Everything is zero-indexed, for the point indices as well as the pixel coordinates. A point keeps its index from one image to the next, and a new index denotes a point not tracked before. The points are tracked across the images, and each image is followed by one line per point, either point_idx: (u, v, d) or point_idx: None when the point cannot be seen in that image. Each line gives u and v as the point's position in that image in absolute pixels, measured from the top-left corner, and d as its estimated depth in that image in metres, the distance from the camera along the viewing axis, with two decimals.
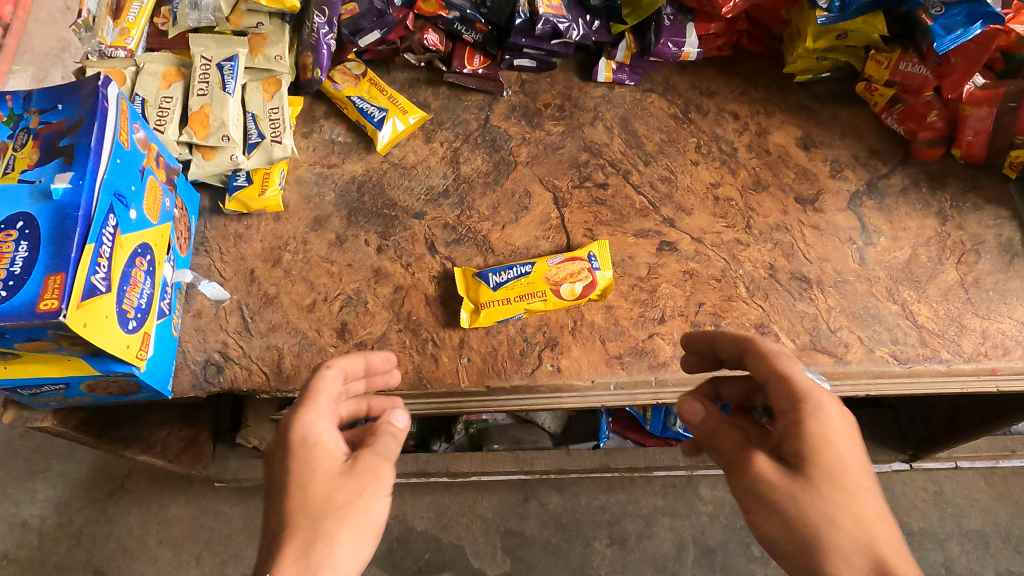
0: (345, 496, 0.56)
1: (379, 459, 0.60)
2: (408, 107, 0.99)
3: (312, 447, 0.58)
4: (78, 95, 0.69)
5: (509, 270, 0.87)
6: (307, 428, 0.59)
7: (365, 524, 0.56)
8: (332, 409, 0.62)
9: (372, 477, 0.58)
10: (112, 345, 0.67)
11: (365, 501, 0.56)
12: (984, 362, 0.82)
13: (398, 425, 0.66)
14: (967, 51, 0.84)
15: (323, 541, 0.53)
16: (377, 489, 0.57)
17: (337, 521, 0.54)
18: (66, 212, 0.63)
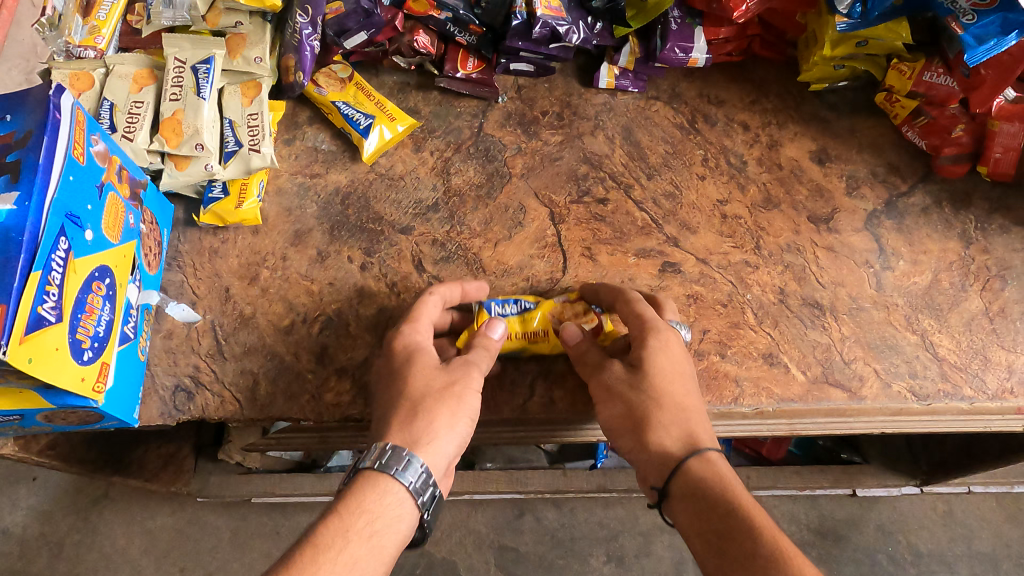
0: (443, 383, 0.66)
1: (470, 362, 0.69)
2: (396, 113, 0.92)
3: (415, 346, 0.70)
4: (28, 105, 0.62)
5: (511, 303, 0.77)
6: (412, 330, 0.71)
7: (459, 408, 0.65)
8: (429, 325, 0.72)
9: (453, 391, 0.66)
10: (63, 380, 0.61)
11: (459, 395, 0.66)
12: (1009, 400, 0.77)
13: (492, 337, 0.72)
14: (1000, 63, 0.78)
15: (424, 416, 0.64)
16: (469, 383, 0.67)
17: (440, 402, 0.65)
18: (9, 237, 0.57)
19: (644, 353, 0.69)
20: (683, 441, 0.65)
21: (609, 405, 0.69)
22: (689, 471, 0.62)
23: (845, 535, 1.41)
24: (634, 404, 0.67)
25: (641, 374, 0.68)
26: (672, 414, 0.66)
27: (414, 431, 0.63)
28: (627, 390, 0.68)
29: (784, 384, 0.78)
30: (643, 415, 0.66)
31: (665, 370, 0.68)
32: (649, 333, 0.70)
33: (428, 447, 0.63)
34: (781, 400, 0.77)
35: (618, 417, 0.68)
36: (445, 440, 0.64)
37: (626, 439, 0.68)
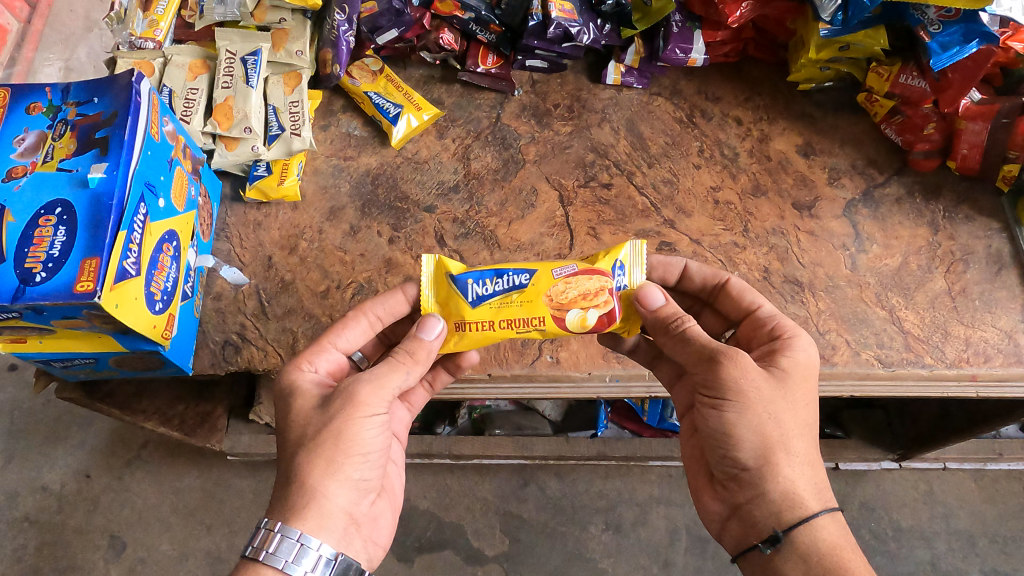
0: (319, 428, 0.65)
1: (356, 383, 0.67)
2: (422, 104, 1.02)
3: (298, 386, 0.69)
4: (113, 90, 0.75)
5: (496, 280, 0.71)
6: (296, 368, 0.71)
7: (340, 446, 0.65)
8: (324, 357, 0.73)
9: (333, 432, 0.65)
10: (140, 325, 0.72)
11: (347, 431, 0.65)
12: (965, 368, 0.86)
13: (423, 339, 0.70)
14: (964, 67, 0.86)
15: (299, 474, 0.64)
16: (353, 414, 0.65)
17: (314, 453, 0.64)
18: (101, 201, 0.68)
19: (788, 365, 0.68)
20: (814, 484, 0.65)
21: (740, 413, 0.65)
22: (820, 527, 0.63)
23: None
24: (765, 417, 0.64)
25: (781, 388, 0.66)
26: (806, 443, 0.66)
27: (289, 497, 0.64)
28: (765, 401, 0.65)
29: None
30: (776, 434, 0.64)
31: (801, 389, 0.67)
32: (790, 347, 0.70)
33: (310, 508, 0.63)
34: None
35: (744, 432, 0.65)
36: (332, 487, 0.64)
37: (744, 456, 0.65)
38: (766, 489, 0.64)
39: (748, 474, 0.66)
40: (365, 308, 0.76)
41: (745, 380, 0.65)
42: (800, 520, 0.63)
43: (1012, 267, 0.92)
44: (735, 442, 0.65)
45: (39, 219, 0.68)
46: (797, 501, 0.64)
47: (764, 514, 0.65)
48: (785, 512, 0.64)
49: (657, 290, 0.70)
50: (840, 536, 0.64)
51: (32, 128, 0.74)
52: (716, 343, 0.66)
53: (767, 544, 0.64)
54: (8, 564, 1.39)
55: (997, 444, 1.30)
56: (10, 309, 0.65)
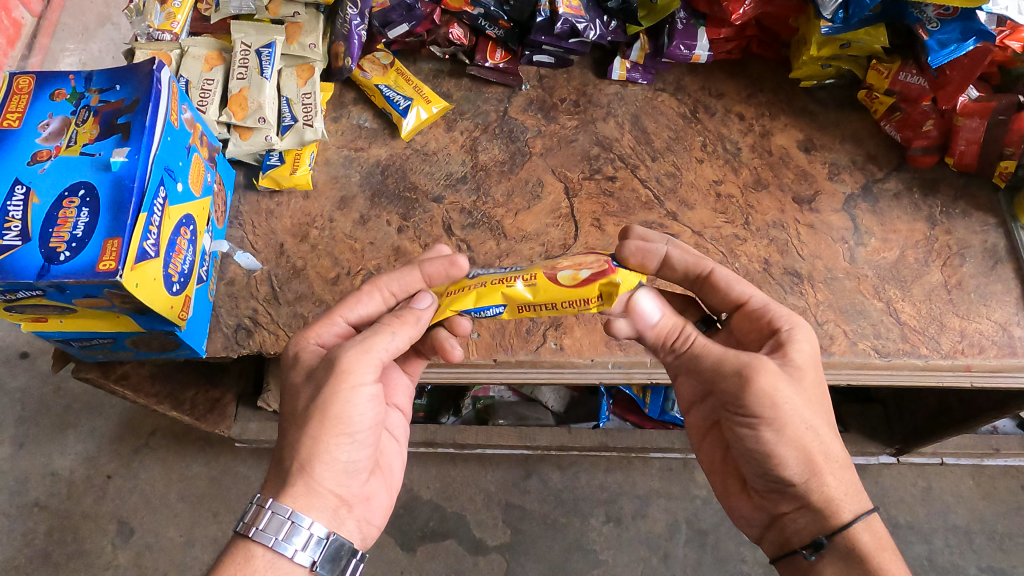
0: (307, 403, 0.68)
1: (344, 352, 0.68)
2: (431, 97, 1.05)
3: (301, 358, 0.72)
4: (135, 77, 0.78)
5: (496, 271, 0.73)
6: (301, 339, 0.74)
7: (327, 425, 0.67)
8: (331, 330, 0.74)
9: (327, 412, 0.67)
10: (159, 305, 0.74)
11: (335, 405, 0.67)
12: (960, 359, 0.88)
13: (414, 308, 0.71)
14: (962, 65, 0.89)
15: (290, 450, 0.67)
16: (338, 387, 0.67)
17: (302, 432, 0.66)
18: (123, 184, 0.71)
19: (802, 361, 0.68)
20: (849, 485, 0.67)
21: (778, 433, 0.66)
22: (861, 530, 0.65)
23: None
24: (802, 429, 0.66)
25: (808, 393, 0.66)
26: (839, 444, 0.68)
27: (283, 475, 0.67)
28: (800, 413, 0.66)
29: None
30: (812, 442, 0.66)
31: (819, 386, 0.68)
32: (792, 339, 0.70)
33: (299, 486, 0.66)
34: None
35: (784, 447, 0.66)
36: (320, 465, 0.67)
37: (788, 471, 0.67)
38: (811, 498, 0.67)
39: (793, 488, 0.68)
40: (377, 280, 0.76)
41: (778, 393, 0.65)
42: (845, 526, 0.65)
43: (1008, 262, 0.93)
44: (779, 461, 0.67)
45: (63, 200, 0.70)
46: (839, 508, 0.66)
47: (802, 523, 0.68)
48: (829, 520, 0.66)
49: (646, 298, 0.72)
50: (878, 534, 0.66)
51: (56, 114, 0.76)
52: (741, 357, 0.67)
53: (811, 551, 0.67)
54: (18, 548, 1.41)
55: (993, 439, 1.32)
56: (35, 288, 0.68)
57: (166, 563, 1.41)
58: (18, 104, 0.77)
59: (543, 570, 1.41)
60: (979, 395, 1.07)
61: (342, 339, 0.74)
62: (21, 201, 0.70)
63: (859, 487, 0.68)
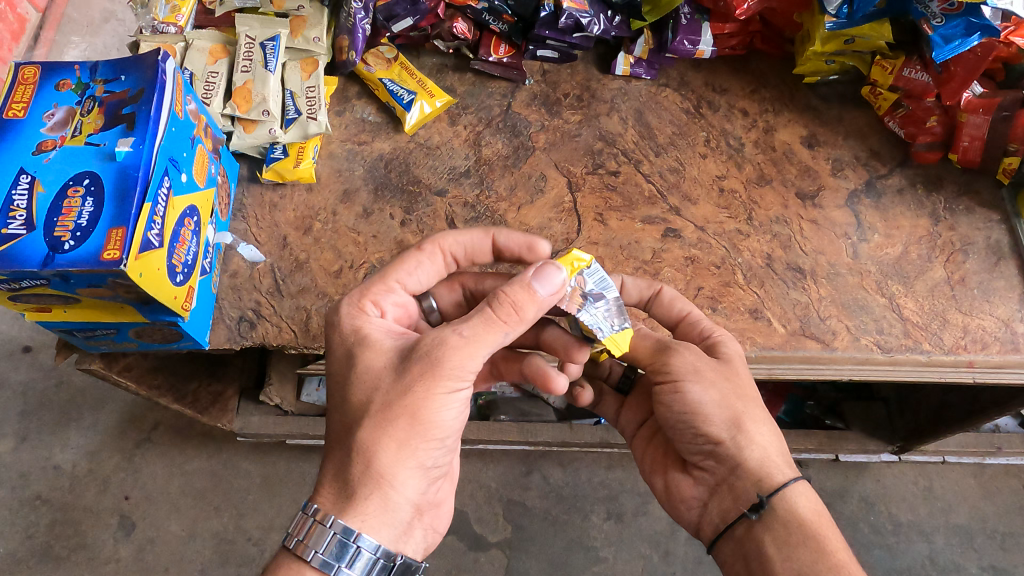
0: (393, 398, 0.63)
1: (443, 349, 0.63)
2: (435, 91, 1.05)
3: (367, 335, 0.68)
4: (139, 68, 0.78)
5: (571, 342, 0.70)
6: (358, 311, 0.71)
7: (415, 428, 0.63)
8: (389, 297, 0.74)
9: (410, 413, 0.62)
10: (163, 295, 0.75)
11: (423, 404, 0.62)
12: (963, 355, 0.88)
13: (535, 292, 0.64)
14: (967, 60, 0.89)
15: (368, 454, 0.62)
16: (433, 388, 0.63)
17: (384, 436, 0.62)
18: (128, 174, 0.71)
19: (730, 348, 0.76)
20: (780, 451, 0.72)
21: (701, 395, 0.72)
22: (799, 491, 0.69)
23: (830, 504, 1.45)
24: (727, 390, 0.72)
25: (731, 365, 0.74)
26: (766, 413, 0.74)
27: (353, 481, 0.63)
28: (718, 380, 0.72)
29: (767, 335, 0.89)
30: (737, 403, 0.72)
31: (743, 365, 0.76)
32: (723, 335, 0.78)
33: (376, 492, 0.63)
34: (762, 348, 0.88)
35: (712, 405, 0.72)
36: (399, 475, 0.63)
37: (715, 429, 0.72)
38: (744, 457, 0.71)
39: (723, 447, 0.72)
40: (439, 242, 0.77)
41: (698, 357, 0.73)
42: (778, 483, 0.69)
43: (1011, 258, 0.93)
44: (703, 423, 0.72)
45: (68, 189, 0.71)
46: (772, 470, 0.70)
47: (745, 483, 0.70)
48: (761, 478, 0.70)
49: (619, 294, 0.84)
50: (816, 500, 0.69)
51: (62, 104, 0.77)
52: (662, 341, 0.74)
53: (753, 511, 0.69)
54: (19, 541, 1.41)
55: (995, 438, 1.31)
56: (40, 276, 0.68)
57: (167, 557, 1.41)
58: (23, 94, 0.77)
59: (544, 567, 1.41)
60: (981, 394, 1.07)
61: (399, 308, 0.75)
62: (26, 190, 0.70)
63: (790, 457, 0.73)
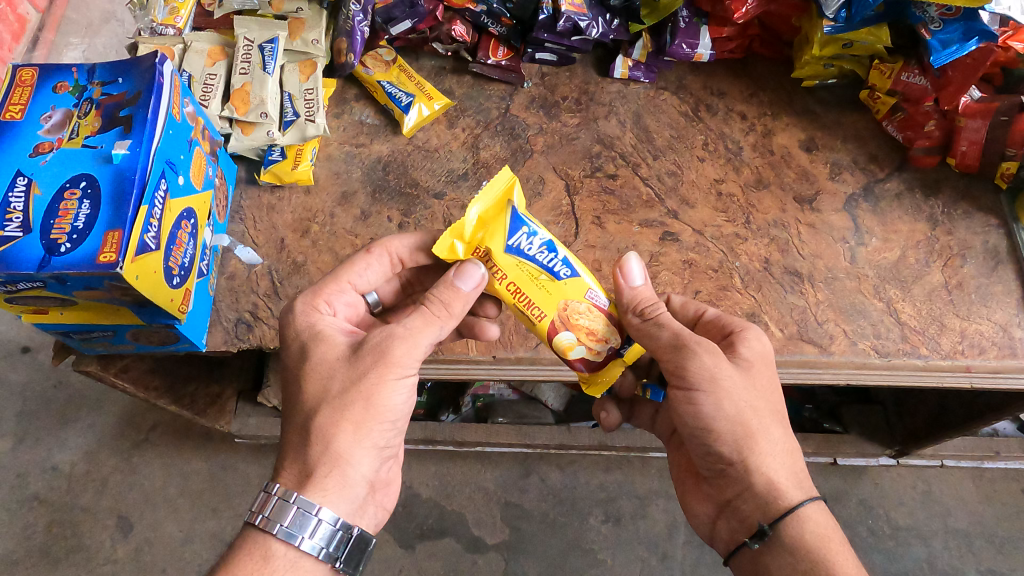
0: (345, 384, 0.66)
1: (390, 340, 0.67)
2: (433, 93, 1.05)
3: (321, 330, 0.71)
4: (137, 71, 0.78)
5: (542, 251, 0.71)
6: (311, 309, 0.72)
7: (369, 411, 0.65)
8: (338, 299, 0.75)
9: (364, 398, 0.65)
10: (160, 298, 0.75)
11: (377, 391, 0.66)
12: (960, 359, 0.88)
13: (459, 289, 0.70)
14: (965, 65, 0.90)
15: (324, 435, 0.64)
16: (385, 374, 0.66)
17: (341, 418, 0.65)
18: (125, 176, 0.71)
19: (749, 354, 0.70)
20: (793, 473, 0.68)
21: (715, 408, 0.68)
22: (807, 517, 0.66)
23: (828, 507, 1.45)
24: (741, 408, 0.68)
25: (750, 376, 0.69)
26: (782, 431, 0.69)
27: (311, 461, 0.64)
28: (739, 391, 0.68)
29: None
30: (752, 423, 0.67)
31: (764, 375, 0.70)
32: (746, 336, 0.72)
33: (334, 472, 0.65)
34: None
35: (722, 424, 0.68)
36: (355, 454, 0.65)
37: (725, 450, 0.69)
38: (751, 481, 0.68)
39: (733, 468, 0.69)
40: (387, 245, 0.78)
41: (718, 370, 0.67)
42: (787, 511, 0.66)
43: (1009, 263, 0.93)
44: (715, 437, 0.69)
45: (65, 192, 0.71)
46: (781, 493, 0.67)
47: (751, 508, 0.68)
48: (770, 505, 0.67)
49: (635, 271, 0.74)
50: (827, 524, 0.67)
51: (59, 106, 0.77)
52: (681, 335, 0.69)
53: (755, 538, 0.68)
54: (17, 542, 1.41)
55: (993, 442, 1.31)
56: (36, 279, 0.68)
57: (165, 558, 1.41)
58: (21, 96, 0.77)
59: (541, 569, 1.41)
60: (979, 398, 1.07)
61: (348, 311, 0.76)
62: (23, 192, 0.70)
63: (806, 478, 0.69)
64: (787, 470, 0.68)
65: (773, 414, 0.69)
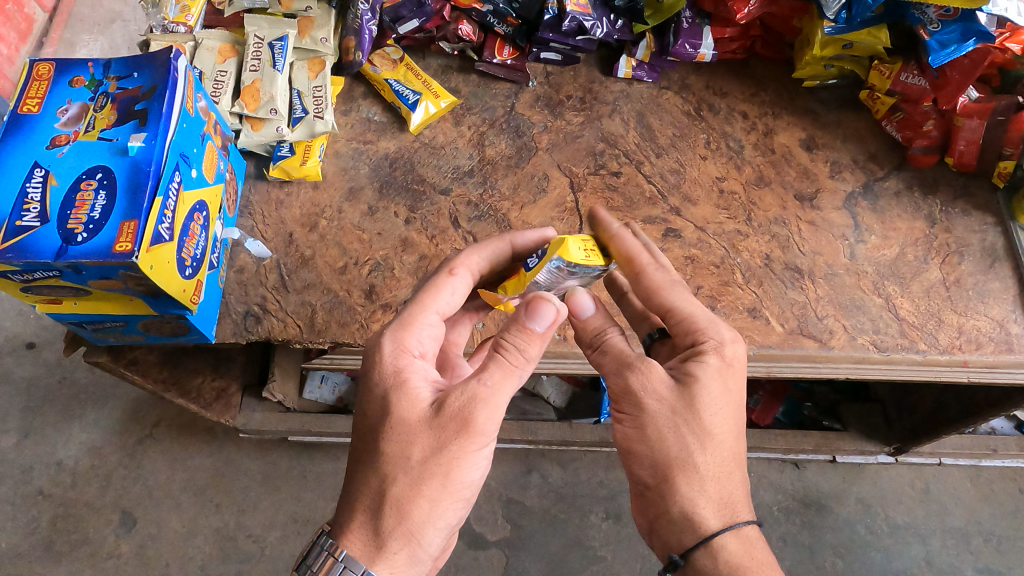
0: (425, 454, 0.62)
1: (474, 404, 0.62)
2: (440, 91, 1.07)
3: (407, 380, 0.65)
4: (152, 66, 0.80)
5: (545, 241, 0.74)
6: (401, 350, 0.67)
7: (447, 486, 0.62)
8: (423, 333, 0.69)
9: (443, 475, 0.62)
10: (172, 288, 0.76)
11: (458, 463, 0.62)
12: (957, 354, 0.89)
13: (532, 330, 0.64)
14: (963, 65, 0.91)
15: (401, 510, 0.61)
16: (467, 445, 0.62)
17: (419, 491, 0.61)
18: (140, 168, 0.72)
19: (697, 370, 0.66)
20: (717, 499, 0.65)
21: (638, 431, 0.66)
22: (721, 547, 0.63)
23: (828, 505, 1.47)
24: (665, 432, 0.65)
25: (688, 399, 0.65)
26: (713, 459, 0.65)
27: (384, 531, 0.61)
28: (665, 414, 0.65)
29: (765, 333, 0.91)
30: (675, 450, 0.65)
31: (709, 396, 0.65)
32: (704, 349, 0.67)
33: (405, 548, 0.61)
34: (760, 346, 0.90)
35: (644, 450, 0.66)
36: (428, 531, 0.62)
37: (645, 475, 0.67)
38: (668, 509, 0.65)
39: (650, 493, 0.67)
40: (468, 262, 0.74)
41: (646, 393, 0.66)
42: (697, 543, 0.64)
43: (1006, 261, 0.95)
44: (636, 459, 0.67)
45: (82, 183, 0.72)
46: (700, 520, 0.64)
47: (667, 533, 0.66)
48: (684, 534, 0.65)
49: (586, 301, 0.73)
50: (745, 556, 0.63)
51: (75, 100, 0.78)
52: (629, 355, 0.68)
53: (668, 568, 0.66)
54: (22, 536, 1.42)
55: (991, 440, 1.33)
56: (53, 268, 0.69)
57: (168, 553, 1.42)
58: (38, 89, 0.79)
59: (542, 565, 1.42)
60: (978, 393, 1.08)
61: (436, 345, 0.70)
62: (40, 183, 0.72)
63: (734, 505, 0.65)
64: (715, 498, 0.65)
65: (714, 438, 0.65)
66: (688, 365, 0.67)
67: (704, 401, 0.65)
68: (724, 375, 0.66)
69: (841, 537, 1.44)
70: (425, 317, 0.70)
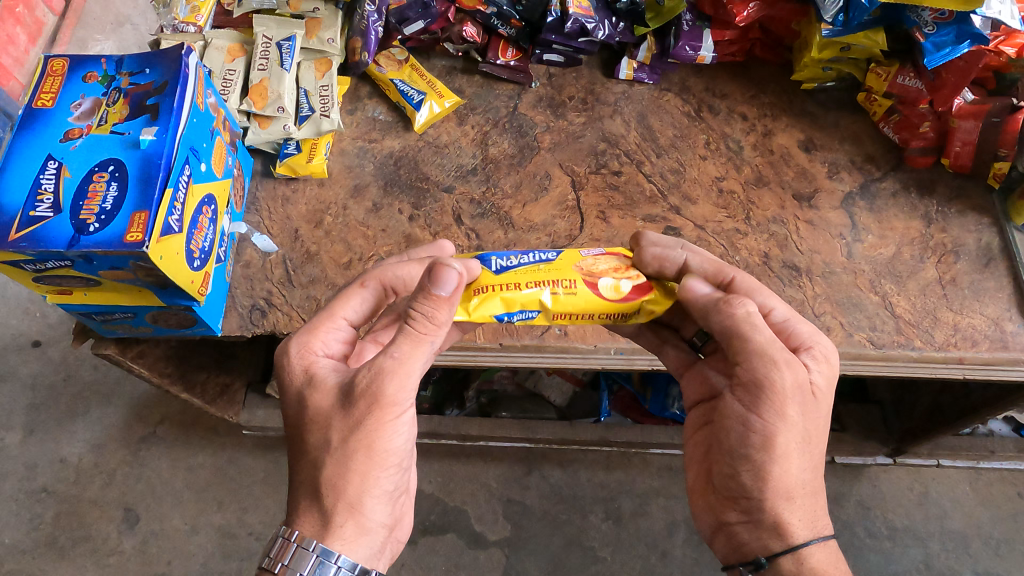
0: (344, 435, 0.65)
1: (381, 377, 0.64)
2: (444, 92, 1.09)
3: (317, 374, 0.69)
4: (164, 62, 0.82)
5: (520, 257, 0.73)
6: (306, 351, 0.71)
7: (372, 458, 0.65)
8: (325, 337, 0.73)
9: (367, 447, 0.64)
10: (180, 279, 0.78)
11: (380, 439, 0.65)
12: (953, 351, 0.90)
13: (438, 295, 0.63)
14: (957, 68, 0.93)
15: (332, 488, 0.65)
16: (382, 418, 0.65)
17: (347, 469, 0.64)
18: (151, 161, 0.74)
19: (798, 389, 0.67)
20: (807, 513, 0.67)
21: (738, 446, 0.66)
22: (808, 555, 0.66)
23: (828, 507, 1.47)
24: (763, 448, 0.65)
25: (789, 414, 0.66)
26: (808, 475, 0.66)
27: (326, 511, 0.65)
28: (766, 430, 0.65)
29: None
30: (774, 466, 0.65)
31: (810, 416, 0.66)
32: (801, 365, 0.69)
33: (349, 523, 0.65)
34: None
35: (742, 467, 0.66)
36: (367, 501, 0.65)
37: (739, 487, 0.67)
38: (757, 515, 0.67)
39: (739, 500, 0.68)
40: (379, 273, 0.76)
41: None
42: (787, 550, 0.66)
43: (1001, 260, 0.96)
44: (732, 476, 0.67)
45: (94, 175, 0.74)
46: (789, 532, 0.66)
47: (750, 538, 0.68)
48: (772, 540, 0.67)
49: (705, 284, 0.71)
50: (831, 565, 0.66)
51: (88, 95, 0.80)
52: (723, 362, 0.67)
53: (750, 568, 0.68)
54: (25, 533, 1.43)
55: (989, 442, 1.33)
56: (65, 257, 0.71)
57: (170, 551, 1.43)
58: (53, 85, 0.81)
59: (542, 565, 1.43)
60: (974, 393, 1.09)
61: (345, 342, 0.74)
62: (53, 175, 0.74)
63: (822, 517, 0.67)
64: (809, 510, 0.67)
65: (811, 456, 0.67)
66: (787, 380, 0.68)
67: (807, 421, 0.66)
68: (821, 395, 0.68)
69: (841, 540, 1.44)
70: (328, 321, 0.73)
